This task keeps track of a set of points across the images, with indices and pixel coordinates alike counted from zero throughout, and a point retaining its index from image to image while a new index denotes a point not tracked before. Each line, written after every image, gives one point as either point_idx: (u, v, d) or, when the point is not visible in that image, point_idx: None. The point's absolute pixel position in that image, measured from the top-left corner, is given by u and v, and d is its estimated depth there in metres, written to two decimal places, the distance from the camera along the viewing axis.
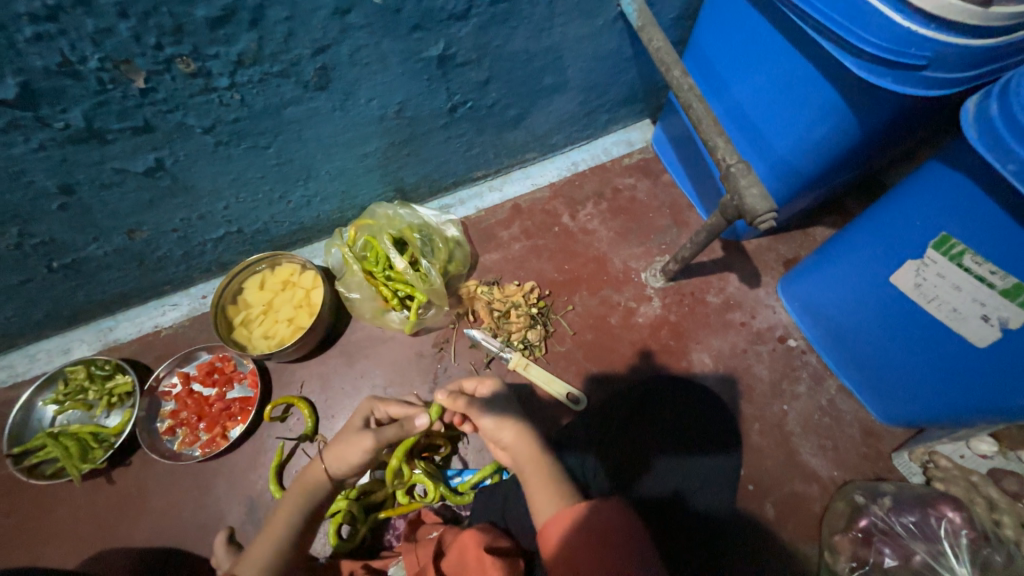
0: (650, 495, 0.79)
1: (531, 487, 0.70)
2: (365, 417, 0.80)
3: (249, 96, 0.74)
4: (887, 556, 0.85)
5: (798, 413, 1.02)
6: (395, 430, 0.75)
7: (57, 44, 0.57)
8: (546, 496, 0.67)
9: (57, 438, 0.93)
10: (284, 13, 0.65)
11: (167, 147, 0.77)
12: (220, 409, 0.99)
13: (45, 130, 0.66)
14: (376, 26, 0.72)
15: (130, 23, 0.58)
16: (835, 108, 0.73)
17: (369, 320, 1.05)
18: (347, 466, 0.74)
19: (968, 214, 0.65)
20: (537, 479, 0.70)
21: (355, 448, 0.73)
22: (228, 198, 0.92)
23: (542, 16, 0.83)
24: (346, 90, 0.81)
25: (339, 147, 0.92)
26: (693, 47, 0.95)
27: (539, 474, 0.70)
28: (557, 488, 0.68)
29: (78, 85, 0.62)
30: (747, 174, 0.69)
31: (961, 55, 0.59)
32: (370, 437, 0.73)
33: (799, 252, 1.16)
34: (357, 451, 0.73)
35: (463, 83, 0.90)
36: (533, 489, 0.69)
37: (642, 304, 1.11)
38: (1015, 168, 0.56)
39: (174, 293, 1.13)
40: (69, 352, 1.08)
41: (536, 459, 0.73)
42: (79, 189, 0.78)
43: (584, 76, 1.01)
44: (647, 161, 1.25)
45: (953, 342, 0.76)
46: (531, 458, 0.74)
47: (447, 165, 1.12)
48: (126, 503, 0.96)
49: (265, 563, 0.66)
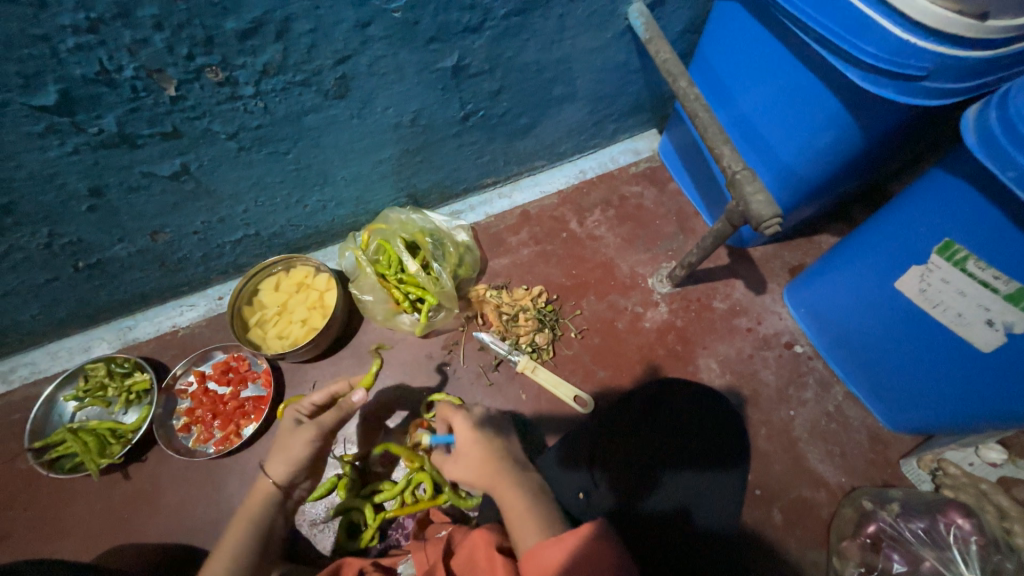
0: (653, 513, 0.82)
1: (511, 516, 0.70)
2: (296, 417, 0.81)
3: (272, 104, 0.77)
4: (896, 561, 0.85)
5: (805, 419, 1.03)
6: (334, 415, 0.80)
7: (96, 54, 0.61)
8: (529, 526, 0.67)
9: (77, 433, 0.95)
10: (308, 26, 0.68)
11: (193, 153, 0.80)
12: (233, 407, 1.01)
13: (80, 135, 0.70)
14: (395, 37, 0.76)
15: (164, 35, 0.62)
16: (837, 117, 0.76)
17: (380, 322, 1.07)
18: (291, 465, 0.75)
19: (967, 222, 0.67)
20: (521, 509, 0.70)
21: (297, 444, 0.76)
22: (247, 202, 0.95)
23: (553, 29, 0.86)
24: (364, 98, 0.84)
25: (355, 153, 0.95)
26: (699, 58, 0.98)
27: (519, 507, 0.70)
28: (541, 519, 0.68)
29: (113, 92, 0.66)
30: (752, 181, 0.71)
31: (961, 65, 0.61)
32: (312, 429, 0.77)
33: (804, 259, 1.17)
34: (297, 445, 0.76)
35: (476, 92, 0.94)
36: (514, 518, 0.69)
37: (649, 309, 1.13)
38: (1014, 175, 0.57)
39: (191, 294, 1.16)
40: (89, 350, 1.11)
41: (506, 485, 0.73)
42: (108, 192, 0.81)
43: (593, 87, 1.04)
44: (654, 170, 1.27)
45: (959, 348, 0.77)
46: (505, 483, 0.73)
47: (459, 172, 1.15)
48: (140, 498, 0.98)
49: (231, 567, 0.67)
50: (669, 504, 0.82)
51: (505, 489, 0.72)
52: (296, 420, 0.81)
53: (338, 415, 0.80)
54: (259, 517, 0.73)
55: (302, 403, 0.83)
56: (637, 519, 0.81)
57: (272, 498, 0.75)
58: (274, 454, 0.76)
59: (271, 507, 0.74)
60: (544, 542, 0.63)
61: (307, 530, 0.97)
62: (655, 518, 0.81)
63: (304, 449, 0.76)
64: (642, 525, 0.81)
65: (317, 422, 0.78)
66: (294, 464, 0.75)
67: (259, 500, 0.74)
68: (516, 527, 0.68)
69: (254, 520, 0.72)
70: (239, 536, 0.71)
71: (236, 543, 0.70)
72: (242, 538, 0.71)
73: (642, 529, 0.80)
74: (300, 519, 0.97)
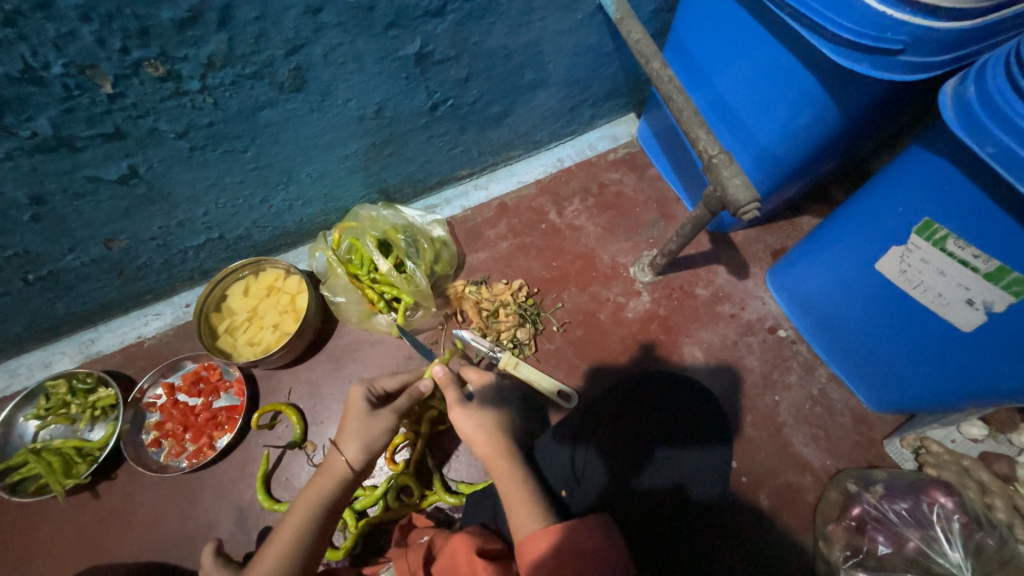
0: (652, 488, 0.78)
1: (509, 498, 0.68)
2: (367, 399, 0.76)
3: (222, 99, 0.73)
4: (881, 544, 0.84)
5: (790, 403, 1.02)
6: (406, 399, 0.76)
7: (18, 50, 0.56)
8: (525, 510, 0.66)
9: (40, 454, 0.91)
10: (253, 13, 0.64)
11: (140, 154, 0.75)
12: (206, 418, 0.98)
13: (11, 139, 0.65)
14: (350, 24, 0.71)
15: (92, 27, 0.57)
16: (815, 97, 0.73)
17: (356, 324, 1.04)
18: (368, 452, 0.70)
19: (947, 201, 0.65)
20: (518, 491, 0.68)
21: (381, 429, 0.72)
22: (207, 204, 0.90)
23: (519, 11, 0.82)
24: (323, 90, 0.79)
25: (318, 149, 0.91)
26: (674, 39, 0.95)
27: (516, 489, 0.69)
28: (538, 501, 0.67)
29: (42, 92, 0.61)
30: (729, 165, 0.69)
31: (938, 38, 0.59)
32: (393, 413, 0.73)
33: (786, 242, 1.16)
34: (381, 428, 0.72)
35: (442, 81, 0.89)
36: (512, 503, 0.68)
37: (631, 299, 1.11)
38: (993, 150, 0.55)
39: (156, 303, 1.11)
40: (51, 365, 1.06)
41: (507, 464, 0.71)
42: (51, 200, 0.76)
43: (565, 71, 1.01)
44: (633, 155, 1.24)
45: (941, 328, 0.76)
46: (500, 462, 0.72)
47: (432, 164, 1.11)
48: (112, 517, 0.95)
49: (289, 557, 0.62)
50: (662, 480, 0.79)
51: (500, 470, 0.71)
52: (368, 401, 0.76)
53: (410, 400, 0.76)
54: (330, 495, 0.68)
55: (374, 384, 0.78)
56: (634, 497, 0.77)
57: (343, 479, 0.68)
58: (352, 432, 0.70)
59: (341, 487, 0.69)
60: (532, 534, 0.63)
61: None
62: (653, 496, 0.77)
63: (383, 434, 0.72)
64: (638, 502, 0.76)
65: (395, 408, 0.74)
66: (372, 449, 0.70)
67: (329, 480, 0.68)
68: (512, 509, 0.67)
69: (324, 499, 0.67)
70: (308, 514, 0.66)
71: (307, 518, 0.65)
72: (308, 517, 0.66)
73: (642, 505, 0.76)
74: None
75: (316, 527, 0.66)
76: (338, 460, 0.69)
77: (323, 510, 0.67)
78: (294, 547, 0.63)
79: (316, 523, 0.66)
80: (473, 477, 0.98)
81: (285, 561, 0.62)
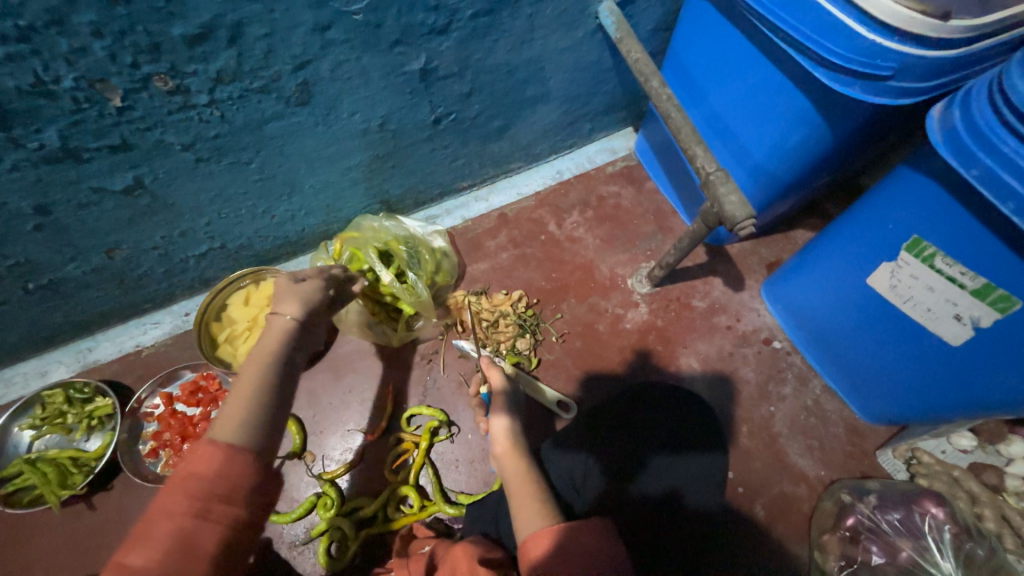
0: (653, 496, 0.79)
1: (517, 497, 0.69)
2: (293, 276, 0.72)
3: (229, 112, 0.73)
4: (874, 554, 0.85)
5: (784, 414, 1.04)
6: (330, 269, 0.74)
7: (30, 64, 0.56)
8: (531, 510, 0.66)
9: (35, 464, 0.90)
10: (262, 31, 0.65)
11: (146, 165, 0.76)
12: (204, 429, 0.98)
13: (18, 151, 0.65)
14: (357, 41, 0.72)
15: (104, 43, 0.58)
16: (807, 118, 0.75)
17: (356, 333, 1.02)
18: (305, 303, 0.64)
19: (935, 220, 0.68)
20: (524, 493, 0.69)
21: (312, 287, 0.66)
22: (210, 214, 0.90)
23: (523, 29, 0.84)
24: (328, 105, 0.80)
25: (322, 160, 0.91)
26: (671, 57, 0.97)
27: (525, 488, 0.70)
28: (545, 503, 0.68)
29: (51, 105, 0.61)
30: (726, 182, 0.71)
31: (925, 65, 0.61)
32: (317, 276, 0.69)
33: (781, 255, 1.18)
34: (309, 287, 0.66)
35: (447, 95, 0.91)
36: (517, 502, 0.69)
37: (629, 310, 1.12)
38: (977, 173, 0.57)
39: (155, 311, 1.11)
40: (47, 374, 1.05)
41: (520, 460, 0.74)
42: (55, 210, 0.76)
43: (567, 86, 1.03)
44: (630, 169, 1.26)
45: (930, 342, 0.78)
46: (513, 459, 0.75)
47: (433, 176, 1.12)
48: (107, 527, 0.94)
49: (251, 411, 0.52)
50: (660, 490, 0.80)
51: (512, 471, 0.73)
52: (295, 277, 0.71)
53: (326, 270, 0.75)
54: (281, 350, 0.58)
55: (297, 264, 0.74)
56: (629, 502, 0.78)
57: (290, 331, 0.60)
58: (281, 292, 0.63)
59: (293, 342, 0.60)
60: (537, 534, 0.63)
61: (285, 553, 0.93)
62: (655, 502, 0.78)
63: (315, 291, 0.66)
64: (635, 510, 0.77)
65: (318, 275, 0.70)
66: (309, 301, 0.64)
67: (274, 336, 0.59)
68: (518, 510, 0.68)
69: (280, 352, 0.58)
70: (262, 367, 0.56)
71: (259, 373, 0.55)
72: (264, 371, 0.56)
73: (642, 516, 0.77)
74: (280, 541, 0.94)
75: (274, 383, 0.55)
76: (278, 318, 0.61)
77: (280, 359, 0.57)
78: (258, 399, 0.53)
79: (274, 384, 0.55)
80: (472, 487, 0.98)
81: (252, 412, 0.52)
